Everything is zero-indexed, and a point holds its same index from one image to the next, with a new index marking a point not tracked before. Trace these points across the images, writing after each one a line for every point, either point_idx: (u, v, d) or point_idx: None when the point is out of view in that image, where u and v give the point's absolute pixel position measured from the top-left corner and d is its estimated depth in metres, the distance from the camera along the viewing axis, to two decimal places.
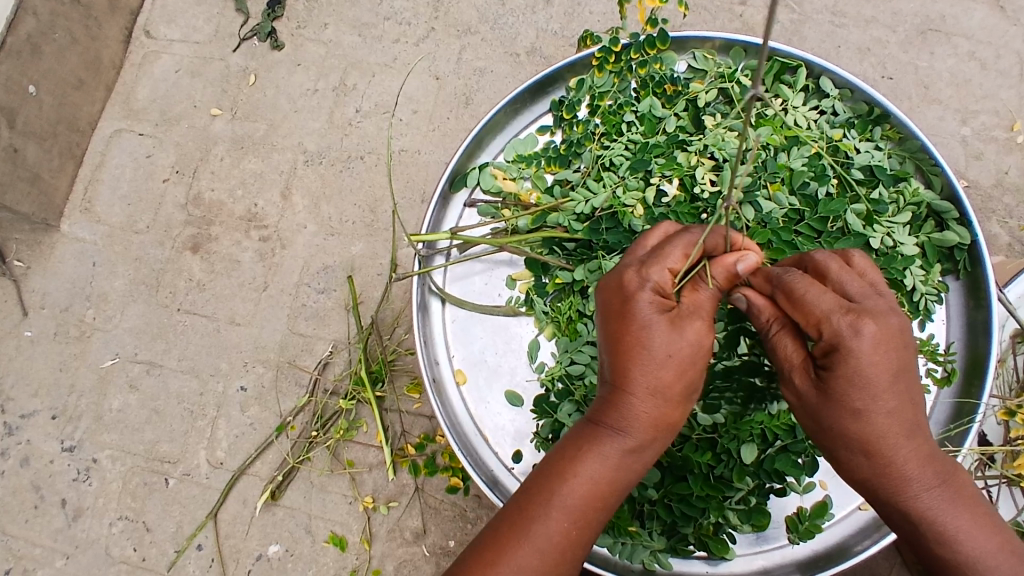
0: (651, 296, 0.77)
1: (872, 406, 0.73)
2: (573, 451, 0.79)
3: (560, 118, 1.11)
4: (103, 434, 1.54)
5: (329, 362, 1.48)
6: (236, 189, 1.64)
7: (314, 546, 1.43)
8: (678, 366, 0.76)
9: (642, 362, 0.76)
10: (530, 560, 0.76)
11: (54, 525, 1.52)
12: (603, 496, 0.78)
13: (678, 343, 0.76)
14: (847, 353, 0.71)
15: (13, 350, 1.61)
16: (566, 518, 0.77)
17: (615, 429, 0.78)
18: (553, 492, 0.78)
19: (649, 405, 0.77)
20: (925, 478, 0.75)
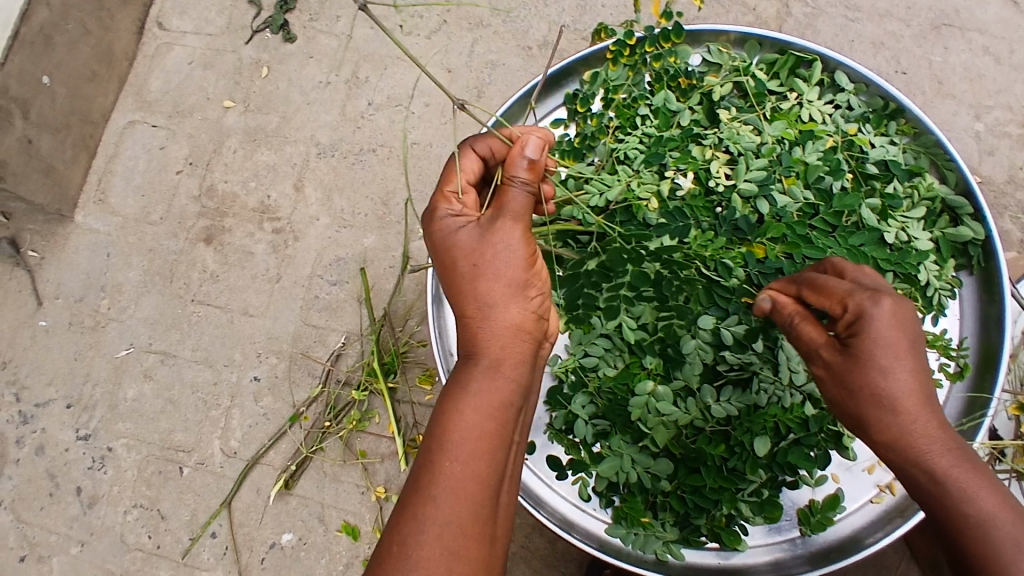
0: (450, 219, 0.82)
1: (894, 368, 0.70)
2: (453, 387, 0.75)
3: (575, 111, 1.11)
4: (118, 423, 1.56)
5: (342, 354, 1.50)
6: (249, 181, 1.64)
7: (327, 535, 1.44)
8: (490, 267, 0.78)
9: (468, 280, 0.79)
10: (441, 504, 0.67)
11: (70, 513, 1.54)
12: (491, 417, 0.73)
13: (481, 245, 0.79)
14: (869, 316, 0.71)
15: (28, 340, 1.63)
16: (457, 451, 0.70)
17: (482, 352, 0.77)
18: (453, 429, 0.71)
19: (491, 315, 0.78)
20: (953, 449, 0.70)
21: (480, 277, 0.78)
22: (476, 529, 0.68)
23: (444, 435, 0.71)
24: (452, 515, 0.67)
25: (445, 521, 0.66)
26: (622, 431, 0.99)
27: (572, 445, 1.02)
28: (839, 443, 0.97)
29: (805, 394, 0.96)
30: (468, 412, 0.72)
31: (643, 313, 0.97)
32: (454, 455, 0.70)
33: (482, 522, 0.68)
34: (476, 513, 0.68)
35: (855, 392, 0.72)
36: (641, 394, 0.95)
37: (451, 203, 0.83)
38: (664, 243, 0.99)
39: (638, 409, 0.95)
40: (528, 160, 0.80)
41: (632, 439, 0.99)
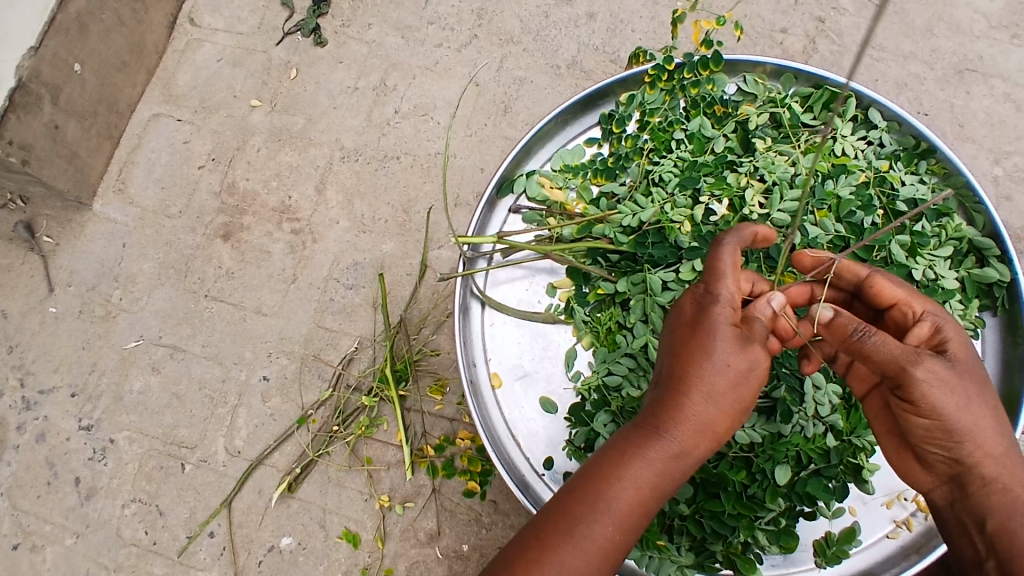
0: (722, 304, 0.80)
1: (977, 382, 0.82)
2: (621, 455, 0.79)
3: (609, 131, 1.14)
4: (121, 415, 1.54)
5: (353, 359, 1.49)
6: (270, 180, 1.65)
7: (326, 541, 1.42)
8: (733, 381, 0.78)
9: (699, 374, 0.78)
10: (575, 560, 0.75)
11: (66, 503, 1.51)
12: (649, 498, 0.78)
13: (736, 357, 0.78)
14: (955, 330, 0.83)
15: (37, 326, 1.62)
16: (608, 523, 0.76)
17: (660, 430, 0.78)
18: (600, 497, 0.77)
19: (696, 411, 0.78)
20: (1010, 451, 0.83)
21: (722, 383, 0.77)
22: None
23: (593, 494, 0.78)
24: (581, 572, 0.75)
25: None
26: None
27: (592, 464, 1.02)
28: (858, 476, 0.97)
29: (829, 425, 0.95)
30: (630, 488, 0.77)
31: None
32: (604, 524, 0.76)
33: None
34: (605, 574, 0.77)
35: (965, 399, 0.80)
36: None
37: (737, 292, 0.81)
38: (694, 265, 1.01)
39: None
40: (774, 307, 0.84)
41: None
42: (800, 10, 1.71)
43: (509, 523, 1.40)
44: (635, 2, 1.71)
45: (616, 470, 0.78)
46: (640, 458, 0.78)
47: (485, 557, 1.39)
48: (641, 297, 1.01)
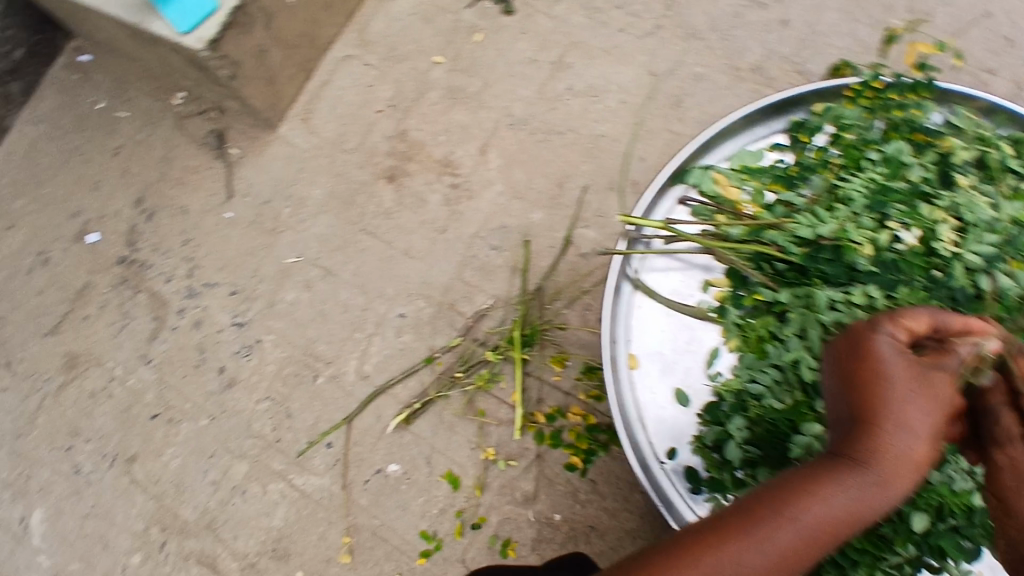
0: (889, 341, 0.80)
1: None
2: (804, 480, 0.78)
3: (796, 139, 1.13)
4: (271, 320, 1.68)
5: (485, 315, 1.57)
6: (439, 134, 1.74)
7: (429, 477, 1.50)
8: (920, 410, 0.77)
9: (887, 403, 0.77)
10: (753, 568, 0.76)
11: (208, 388, 1.67)
12: (838, 520, 0.76)
13: (916, 387, 0.77)
14: None
15: (212, 226, 1.79)
16: (790, 537, 0.76)
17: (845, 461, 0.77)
18: (779, 514, 0.77)
19: (887, 441, 0.76)
20: None
21: (909, 412, 0.76)
22: None
23: (770, 517, 0.77)
24: None
25: None
26: (769, 466, 0.99)
27: (716, 465, 1.01)
28: None
29: (978, 484, 0.93)
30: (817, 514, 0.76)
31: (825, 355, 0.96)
32: (784, 539, 0.76)
33: None
34: None
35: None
36: (806, 435, 0.92)
37: (899, 331, 0.80)
38: (867, 291, 0.97)
39: (799, 449, 0.92)
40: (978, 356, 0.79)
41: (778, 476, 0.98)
42: (1012, 54, 1.62)
43: (603, 504, 1.45)
44: (835, 15, 1.69)
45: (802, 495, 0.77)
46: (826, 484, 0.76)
47: (574, 530, 1.44)
48: (802, 312, 0.99)
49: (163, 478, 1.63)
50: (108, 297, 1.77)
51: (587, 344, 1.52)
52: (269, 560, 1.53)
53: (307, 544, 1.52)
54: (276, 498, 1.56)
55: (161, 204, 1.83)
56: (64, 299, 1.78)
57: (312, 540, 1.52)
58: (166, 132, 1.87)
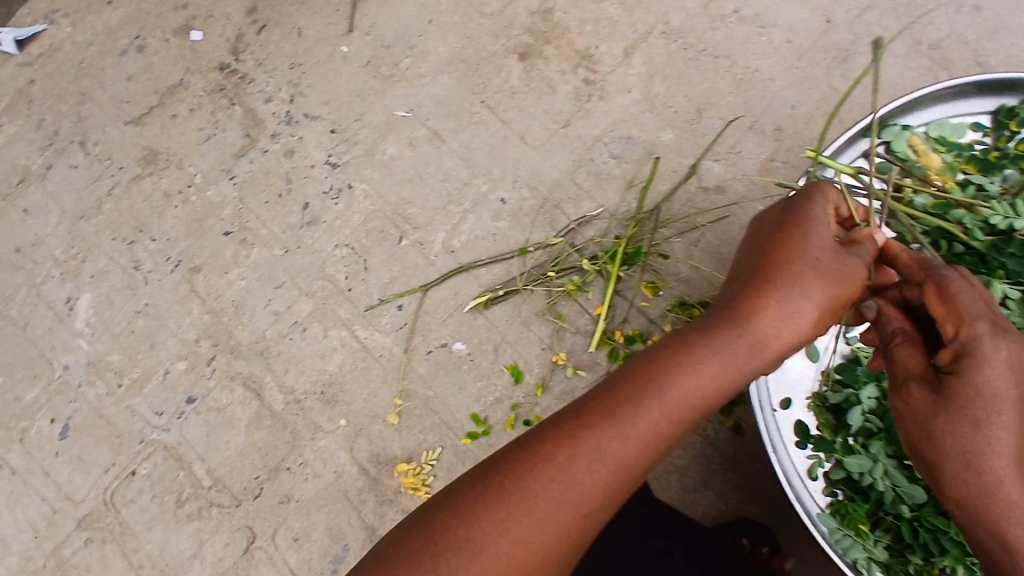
0: (782, 216, 0.87)
1: (984, 388, 0.81)
2: (686, 344, 0.82)
3: (1005, 124, 1.03)
4: (367, 169, 1.61)
5: (590, 222, 1.51)
6: (587, 23, 1.62)
7: (493, 364, 1.49)
8: (811, 284, 0.82)
9: (777, 273, 0.83)
10: (624, 424, 0.78)
11: (288, 220, 1.61)
12: (712, 386, 0.80)
13: (800, 255, 0.83)
14: (976, 352, 0.81)
15: (325, 56, 1.68)
16: (662, 401, 0.79)
17: (724, 337, 0.81)
18: (660, 379, 0.80)
19: (772, 319, 0.81)
20: (988, 467, 0.82)
21: (783, 277, 0.82)
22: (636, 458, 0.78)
23: (655, 373, 0.81)
24: (636, 440, 0.78)
25: (615, 441, 0.78)
26: (887, 440, 0.96)
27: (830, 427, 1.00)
28: None
29: None
30: (691, 378, 0.80)
31: None
32: (660, 394, 0.80)
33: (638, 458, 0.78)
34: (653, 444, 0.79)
35: (937, 405, 0.84)
36: None
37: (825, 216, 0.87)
38: None
39: None
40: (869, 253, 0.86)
41: (894, 454, 0.97)
42: None
43: None
44: None
45: (679, 363, 0.80)
46: (700, 352, 0.80)
47: None
48: None
49: (225, 295, 1.61)
50: (201, 101, 1.69)
51: (686, 279, 1.47)
52: (315, 400, 1.53)
53: (356, 395, 1.52)
54: (335, 344, 1.54)
55: (276, 18, 1.71)
56: (155, 91, 1.71)
57: (363, 393, 1.52)
58: None
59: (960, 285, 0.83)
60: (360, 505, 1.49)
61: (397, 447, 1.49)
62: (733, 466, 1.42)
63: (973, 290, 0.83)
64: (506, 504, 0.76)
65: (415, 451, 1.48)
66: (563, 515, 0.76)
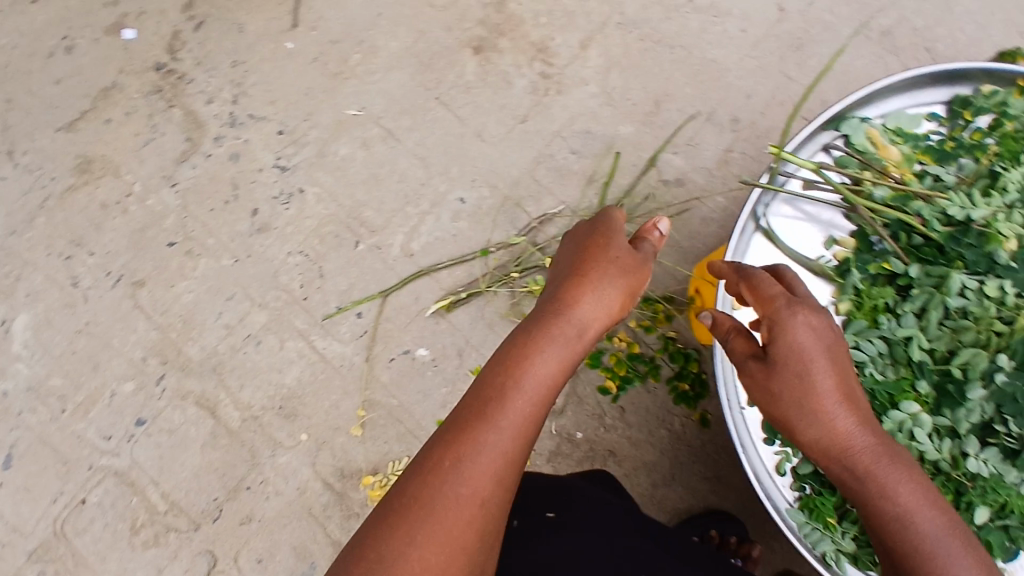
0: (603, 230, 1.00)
1: (820, 374, 0.86)
2: (524, 353, 0.85)
3: (956, 114, 1.05)
4: (318, 172, 1.55)
5: (551, 220, 1.48)
6: (541, 15, 1.58)
7: (458, 369, 1.45)
8: (629, 274, 0.94)
9: (597, 266, 0.94)
10: (492, 437, 0.78)
11: (237, 227, 1.54)
12: (547, 387, 0.84)
13: (620, 250, 0.97)
14: (786, 331, 0.88)
15: (269, 54, 1.60)
16: (523, 400, 0.82)
17: (558, 330, 0.87)
18: (512, 390, 0.82)
19: (594, 310, 0.91)
20: (870, 460, 0.83)
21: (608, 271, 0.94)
22: (507, 470, 0.79)
23: (499, 388, 0.82)
24: (497, 449, 0.78)
25: (489, 451, 0.78)
26: None
27: None
28: None
29: None
30: (532, 380, 0.83)
31: (939, 338, 0.99)
32: (509, 407, 0.81)
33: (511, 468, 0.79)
34: (514, 452, 0.79)
35: (782, 398, 0.87)
36: (902, 411, 0.97)
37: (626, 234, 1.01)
38: (1002, 285, 0.96)
39: (893, 422, 0.97)
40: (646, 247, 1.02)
41: None
42: None
43: (627, 434, 1.43)
44: None
45: (515, 372, 0.83)
46: (540, 354, 0.84)
47: (593, 451, 1.43)
48: (929, 291, 0.99)
49: (172, 309, 1.53)
50: (137, 104, 1.60)
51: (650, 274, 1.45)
52: (273, 416, 1.47)
53: (317, 408, 1.46)
54: (292, 356, 1.48)
55: (215, 15, 1.62)
56: (87, 95, 1.60)
57: (323, 406, 1.46)
58: None
59: (761, 275, 0.92)
60: (326, 522, 1.44)
61: (361, 460, 1.44)
62: (702, 460, 1.42)
63: (769, 275, 0.92)
64: (415, 516, 0.74)
65: (380, 463, 1.44)
66: (458, 518, 0.75)
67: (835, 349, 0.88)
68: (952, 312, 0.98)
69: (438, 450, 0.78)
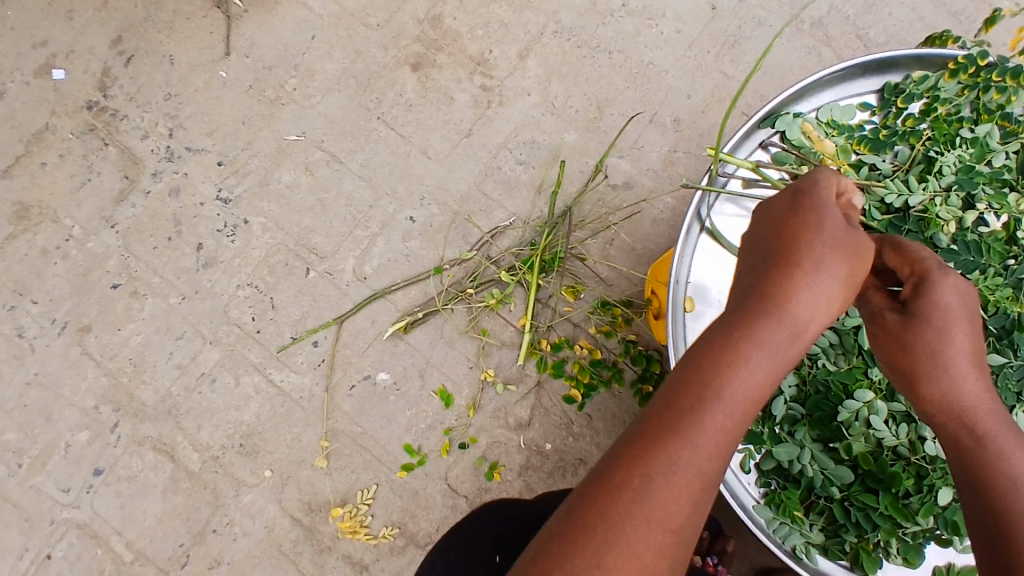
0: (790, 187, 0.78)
1: (953, 333, 0.78)
2: (723, 348, 0.65)
3: (889, 103, 1.04)
4: (262, 201, 1.51)
5: (503, 232, 1.47)
6: (477, 28, 1.57)
7: (421, 391, 1.43)
8: (843, 251, 0.71)
9: (810, 245, 0.71)
10: (686, 454, 0.62)
11: (182, 264, 1.50)
12: (753, 399, 0.65)
13: (833, 228, 0.73)
14: (933, 287, 0.78)
15: (203, 84, 1.57)
16: (724, 411, 0.63)
17: (762, 329, 0.66)
18: (706, 392, 0.64)
19: (803, 299, 0.68)
20: (994, 431, 0.75)
21: (812, 250, 0.70)
22: (698, 493, 0.63)
23: (691, 393, 0.64)
24: (694, 470, 0.62)
25: (684, 476, 0.62)
26: (811, 425, 0.96)
27: (757, 419, 0.99)
28: None
29: None
30: (737, 386, 0.64)
31: None
32: (717, 419, 0.63)
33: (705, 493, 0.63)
34: (710, 477, 0.63)
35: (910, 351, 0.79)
36: (858, 401, 0.93)
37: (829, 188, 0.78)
38: None
39: (849, 413, 0.92)
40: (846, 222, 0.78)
41: (818, 437, 0.97)
42: None
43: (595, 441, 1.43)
44: None
45: (719, 370, 0.64)
46: (746, 355, 0.65)
47: (563, 461, 1.42)
48: None
49: (121, 353, 1.48)
50: (71, 145, 1.54)
51: (605, 280, 1.45)
52: (234, 455, 1.43)
53: (278, 443, 1.43)
54: (249, 392, 1.45)
55: (145, 48, 1.58)
56: (17, 139, 1.54)
57: (285, 440, 1.43)
58: None
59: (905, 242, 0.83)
60: (298, 558, 1.40)
61: (328, 492, 1.41)
62: None
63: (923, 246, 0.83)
64: (593, 539, 0.60)
65: (348, 493, 1.41)
66: (636, 564, 0.60)
67: (976, 321, 0.80)
68: None
69: (623, 466, 0.63)
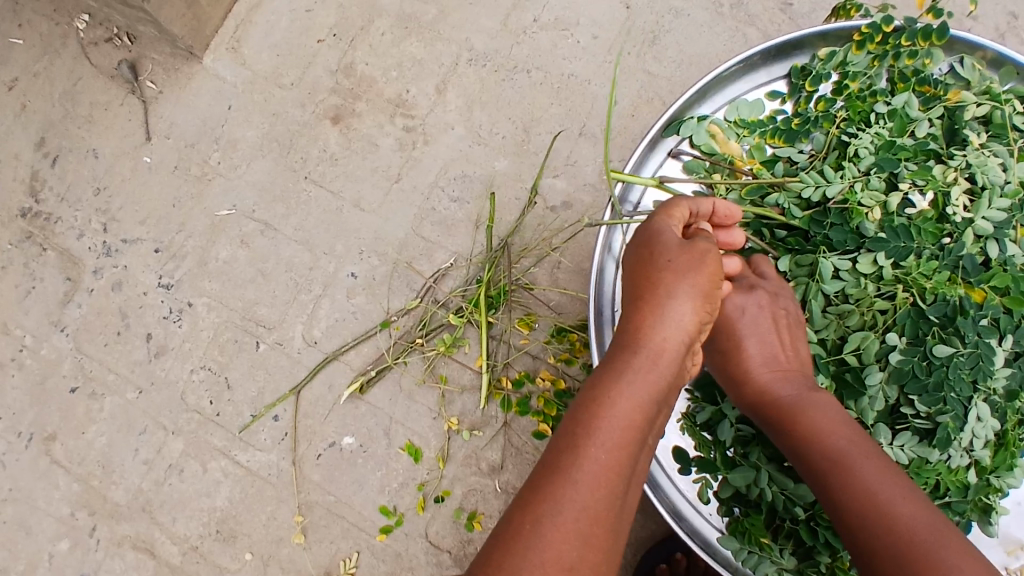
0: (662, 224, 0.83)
1: (750, 348, 0.90)
2: (598, 392, 0.72)
3: (798, 88, 0.99)
4: (203, 281, 1.49)
5: (446, 274, 1.43)
6: (391, 69, 1.54)
7: (388, 449, 1.40)
8: (691, 267, 0.79)
9: (658, 279, 0.79)
10: (574, 492, 0.65)
11: (134, 357, 1.48)
12: (635, 418, 0.70)
13: (678, 251, 0.80)
14: (722, 315, 0.91)
15: (129, 172, 1.55)
16: (601, 442, 0.68)
17: (630, 366, 0.74)
18: (588, 431, 0.69)
19: (665, 325, 0.76)
20: (805, 427, 0.85)
21: (663, 284, 0.79)
22: (604, 520, 0.65)
23: (576, 434, 0.69)
24: (581, 504, 0.65)
25: (574, 512, 0.64)
26: (763, 445, 0.92)
27: (706, 445, 0.95)
28: (985, 518, 0.90)
29: (973, 460, 0.88)
30: (615, 419, 0.70)
31: (827, 327, 0.94)
32: (599, 445, 0.68)
33: (609, 518, 0.66)
34: (607, 505, 0.66)
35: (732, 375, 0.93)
36: None
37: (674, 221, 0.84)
38: (876, 258, 0.90)
39: None
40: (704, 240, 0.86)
41: (773, 457, 0.92)
42: None
43: None
44: None
45: (593, 411, 0.70)
46: (617, 391, 0.71)
47: None
48: (806, 282, 0.94)
49: (88, 456, 1.46)
50: (11, 255, 1.53)
51: (556, 306, 1.40)
52: (213, 542, 1.41)
53: (255, 524, 1.41)
54: (218, 476, 1.43)
55: (67, 145, 1.56)
56: None
57: (261, 519, 1.40)
58: (68, 62, 1.57)
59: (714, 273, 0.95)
60: None
61: (311, 565, 1.39)
62: None
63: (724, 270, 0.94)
64: None
65: (331, 564, 1.39)
66: None
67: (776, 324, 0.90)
68: (832, 297, 0.93)
69: (517, 514, 0.66)
